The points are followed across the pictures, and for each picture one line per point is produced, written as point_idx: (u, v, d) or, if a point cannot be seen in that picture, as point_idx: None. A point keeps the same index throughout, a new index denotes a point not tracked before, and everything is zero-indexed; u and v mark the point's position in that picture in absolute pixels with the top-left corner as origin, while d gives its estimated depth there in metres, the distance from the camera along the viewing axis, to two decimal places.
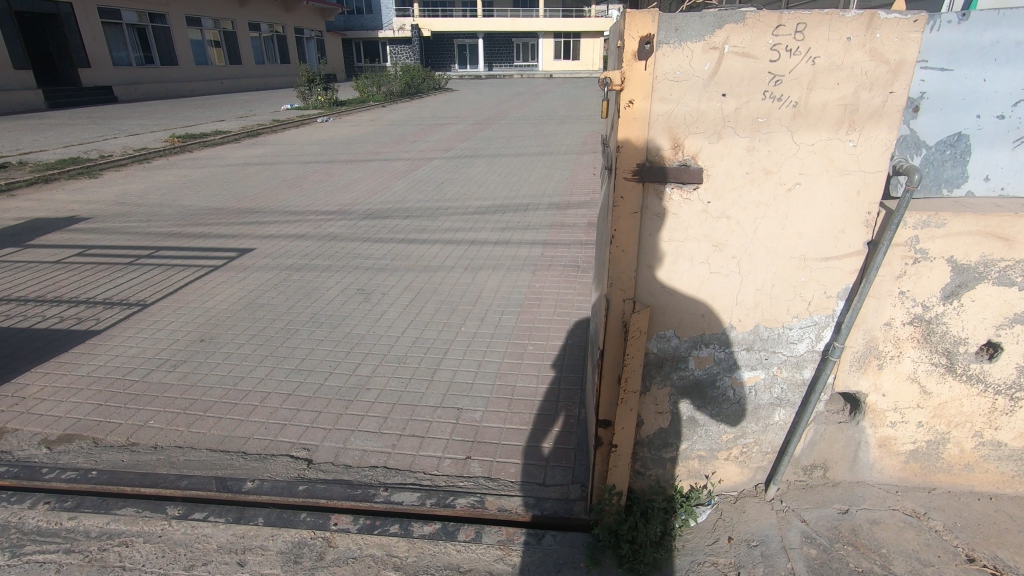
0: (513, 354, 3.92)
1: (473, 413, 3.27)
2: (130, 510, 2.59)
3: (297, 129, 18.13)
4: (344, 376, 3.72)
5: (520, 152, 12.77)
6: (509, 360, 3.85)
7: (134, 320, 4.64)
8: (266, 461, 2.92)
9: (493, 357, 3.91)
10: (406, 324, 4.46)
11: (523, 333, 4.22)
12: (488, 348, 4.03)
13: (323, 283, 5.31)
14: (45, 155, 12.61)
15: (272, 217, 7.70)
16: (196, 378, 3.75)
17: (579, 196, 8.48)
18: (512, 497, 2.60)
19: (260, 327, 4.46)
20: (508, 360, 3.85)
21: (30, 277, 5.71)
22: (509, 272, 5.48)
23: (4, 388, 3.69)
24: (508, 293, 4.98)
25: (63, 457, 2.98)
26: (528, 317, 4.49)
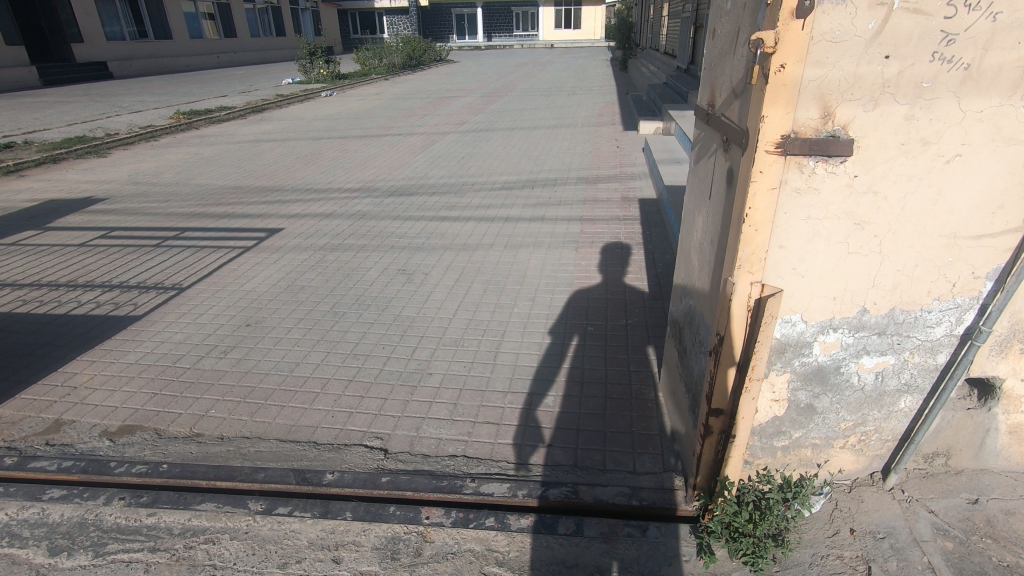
0: (574, 336, 3.80)
1: (545, 398, 3.17)
2: (210, 505, 2.50)
3: (302, 103, 17.71)
4: (403, 360, 3.61)
5: (536, 124, 12.47)
6: (571, 342, 3.73)
7: (174, 304, 4.50)
8: (340, 451, 2.82)
9: (554, 338, 3.79)
10: (456, 305, 4.32)
11: (580, 314, 4.10)
12: (546, 329, 3.91)
13: (362, 263, 5.17)
14: (49, 134, 12.29)
15: (295, 196, 7.51)
16: (250, 364, 3.63)
17: (607, 170, 8.27)
18: (607, 486, 2.51)
19: (306, 310, 4.33)
20: (570, 342, 3.73)
21: (56, 261, 5.54)
22: (552, 250, 5.33)
23: (53, 378, 3.57)
24: (555, 272, 4.84)
25: (128, 450, 2.88)
26: (582, 297, 4.36)
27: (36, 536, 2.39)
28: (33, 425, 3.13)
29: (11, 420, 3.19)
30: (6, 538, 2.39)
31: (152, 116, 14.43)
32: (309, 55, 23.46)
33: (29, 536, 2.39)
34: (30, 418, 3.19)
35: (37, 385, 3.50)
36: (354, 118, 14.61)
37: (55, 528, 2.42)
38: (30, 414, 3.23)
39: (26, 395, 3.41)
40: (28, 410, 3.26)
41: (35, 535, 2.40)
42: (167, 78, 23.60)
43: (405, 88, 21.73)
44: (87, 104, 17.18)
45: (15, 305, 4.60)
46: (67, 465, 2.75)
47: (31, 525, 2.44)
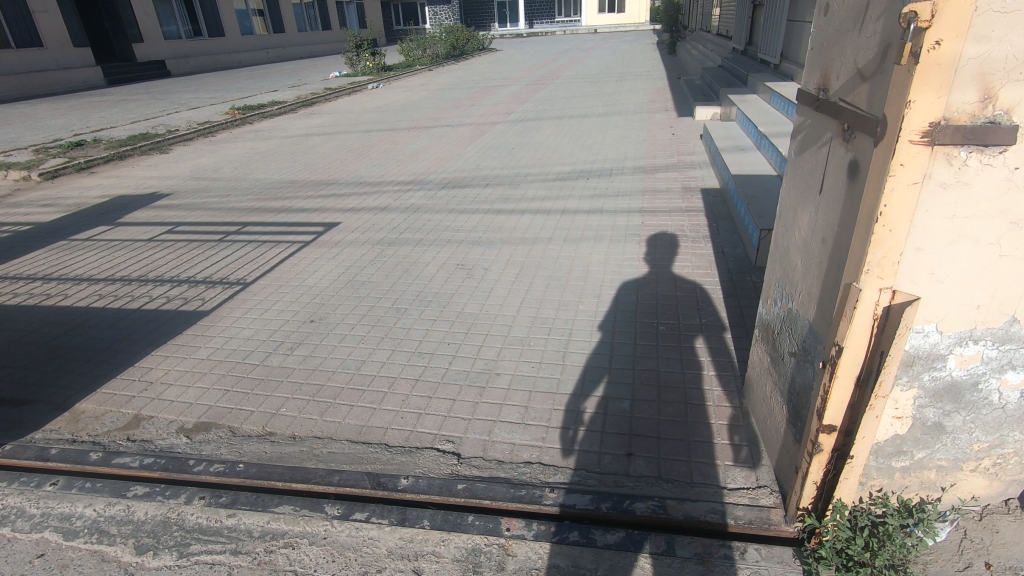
0: (645, 337, 3.64)
1: (621, 403, 3.03)
2: (288, 508, 2.48)
3: (350, 96, 17.92)
4: (469, 360, 3.53)
5: (585, 113, 12.20)
6: (644, 343, 3.57)
7: (240, 300, 4.56)
8: (412, 454, 2.76)
9: (624, 338, 3.64)
10: (519, 302, 4.22)
11: (650, 313, 3.93)
12: (615, 328, 3.75)
13: (421, 258, 5.12)
14: (115, 132, 12.80)
15: (349, 189, 7.55)
16: (317, 362, 3.62)
17: (664, 159, 7.99)
18: (696, 501, 2.37)
19: (368, 307, 4.30)
20: (641, 343, 3.57)
21: (127, 256, 5.71)
22: (614, 244, 5.16)
23: (130, 372, 3.65)
24: (619, 268, 4.67)
25: (205, 448, 2.90)
26: (650, 294, 4.18)
27: (123, 534, 2.43)
28: (115, 421, 3.20)
29: (94, 414, 3.27)
30: (95, 535, 2.43)
31: (210, 112, 14.88)
32: (356, 48, 23.68)
33: (116, 533, 2.43)
34: (111, 413, 3.27)
35: (116, 379, 3.59)
36: (401, 109, 14.67)
37: (140, 526, 2.45)
38: (112, 409, 3.30)
39: (106, 389, 3.50)
40: (109, 405, 3.34)
41: (122, 533, 2.43)
42: (221, 75, 24.33)
43: (450, 78, 21.70)
44: (148, 102, 17.87)
45: (92, 299, 4.75)
46: (149, 462, 2.78)
47: (117, 523, 2.47)
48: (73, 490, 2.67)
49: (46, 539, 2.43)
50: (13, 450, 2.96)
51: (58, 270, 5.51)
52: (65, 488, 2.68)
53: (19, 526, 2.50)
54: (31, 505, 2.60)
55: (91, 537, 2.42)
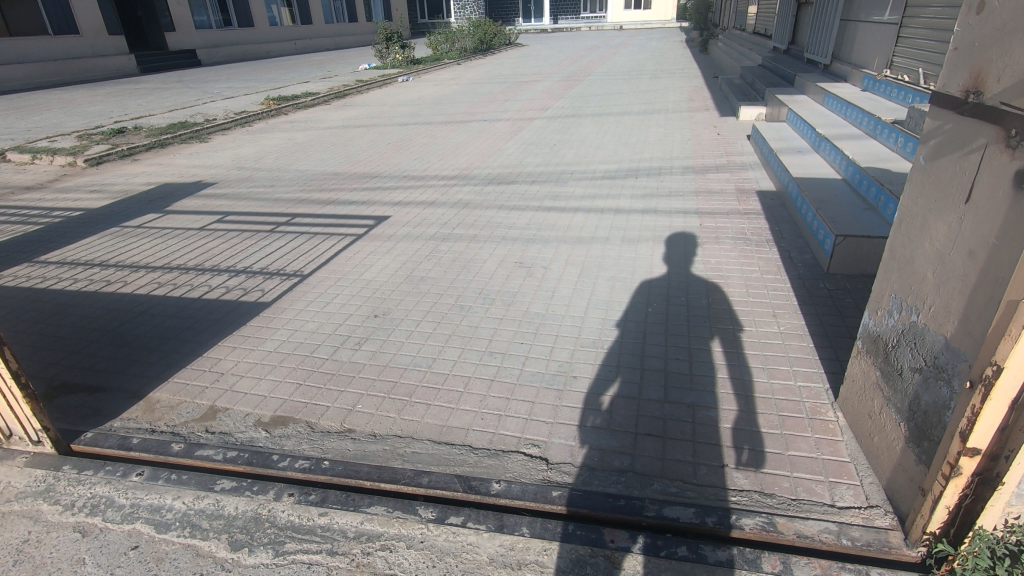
0: (724, 344, 3.54)
1: (708, 412, 2.95)
2: (380, 509, 2.43)
3: (382, 89, 17.94)
4: (543, 361, 3.46)
5: (623, 110, 12.05)
6: (724, 351, 3.47)
7: (300, 292, 4.53)
8: (499, 457, 2.70)
9: (702, 345, 3.54)
10: (585, 303, 4.14)
11: (724, 318, 3.84)
12: (690, 333, 3.66)
13: (477, 255, 5.06)
14: (154, 120, 12.94)
15: (394, 182, 7.52)
16: (387, 359, 3.57)
17: (713, 159, 7.83)
18: (809, 519, 2.28)
19: (431, 303, 4.25)
20: (721, 351, 3.47)
21: (181, 245, 5.73)
22: (676, 247, 5.04)
23: (200, 362, 3.63)
24: (685, 270, 4.57)
25: (287, 442, 2.87)
26: (723, 299, 4.07)
27: (215, 528, 2.39)
28: (190, 411, 3.18)
29: (169, 404, 3.25)
30: (187, 529, 2.40)
31: (245, 102, 14.97)
32: (386, 40, 23.68)
33: (209, 527, 2.39)
34: (186, 403, 3.25)
35: (187, 369, 3.57)
36: (435, 103, 14.64)
37: (232, 521, 2.42)
38: (186, 399, 3.28)
39: (178, 378, 3.48)
40: (183, 395, 3.32)
41: (214, 528, 2.40)
42: (252, 65, 24.51)
43: (480, 73, 21.64)
44: (183, 91, 18.05)
45: (152, 288, 4.77)
46: (232, 455, 2.75)
47: (208, 517, 2.44)
48: (159, 481, 2.64)
49: (139, 531, 2.41)
50: (94, 438, 2.94)
51: (114, 256, 5.54)
52: (151, 479, 2.65)
53: (110, 517, 2.48)
54: (119, 495, 2.58)
55: (184, 531, 2.39)
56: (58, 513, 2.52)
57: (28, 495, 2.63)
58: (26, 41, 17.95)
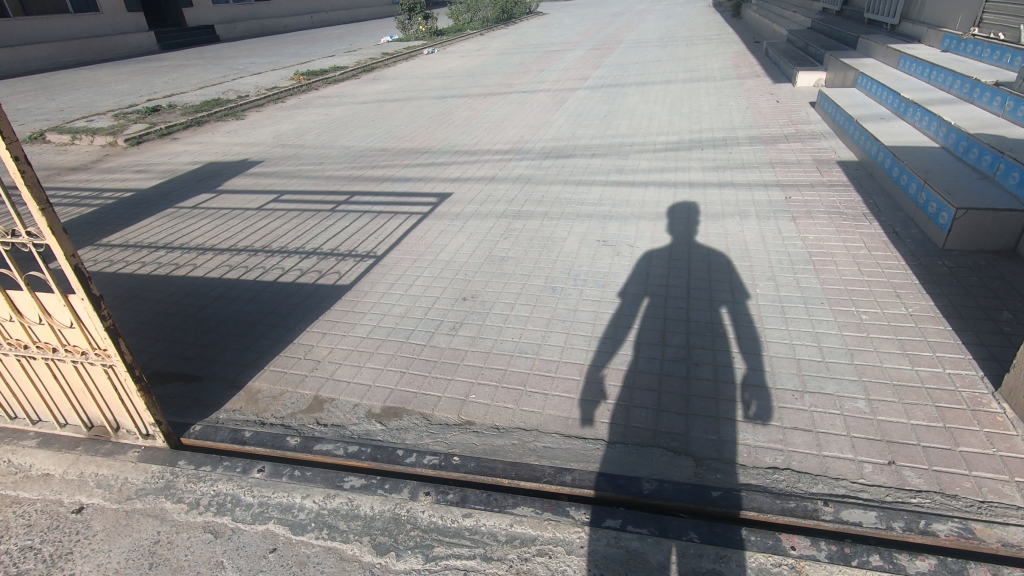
0: (733, 313, 3.54)
1: (855, 403, 2.74)
2: (527, 510, 2.27)
3: (409, 61, 17.49)
4: (658, 347, 3.26)
5: (668, 79, 11.57)
6: (737, 322, 3.44)
7: (379, 274, 4.35)
8: (641, 453, 2.53)
9: (708, 314, 3.54)
10: (685, 283, 3.92)
11: (726, 286, 3.84)
12: (689, 302, 3.66)
13: (556, 232, 4.83)
14: (186, 97, 12.72)
15: (447, 158, 7.27)
16: (489, 344, 3.40)
17: (779, 129, 7.45)
18: (1008, 525, 2.08)
19: (520, 284, 4.06)
20: (730, 320, 3.46)
21: (242, 226, 5.57)
22: (677, 214, 5.05)
23: (293, 350, 3.48)
24: (688, 240, 4.56)
25: (407, 436, 2.72)
26: (765, 271, 3.98)
27: (355, 530, 2.25)
28: (295, 402, 3.04)
29: (271, 394, 3.11)
30: (324, 530, 2.26)
31: (274, 78, 14.69)
32: (409, 11, 23.06)
33: (348, 529, 2.25)
34: (289, 393, 3.11)
35: (281, 357, 3.42)
36: (468, 75, 14.23)
37: (371, 522, 2.27)
38: (288, 389, 3.14)
39: (275, 366, 3.33)
40: (284, 385, 3.18)
41: (353, 529, 2.26)
42: (273, 40, 24.10)
43: (506, 43, 21.04)
44: (208, 68, 17.78)
45: (224, 271, 4.62)
46: (354, 450, 2.61)
47: (344, 517, 2.30)
48: (283, 478, 2.50)
49: (274, 533, 2.27)
50: (204, 431, 2.82)
51: (177, 239, 5.40)
52: (274, 476, 2.52)
53: (240, 517, 2.35)
54: (244, 493, 2.45)
55: (321, 532, 2.26)
56: (184, 512, 2.40)
57: (148, 493, 2.51)
58: (49, 19, 17.72)
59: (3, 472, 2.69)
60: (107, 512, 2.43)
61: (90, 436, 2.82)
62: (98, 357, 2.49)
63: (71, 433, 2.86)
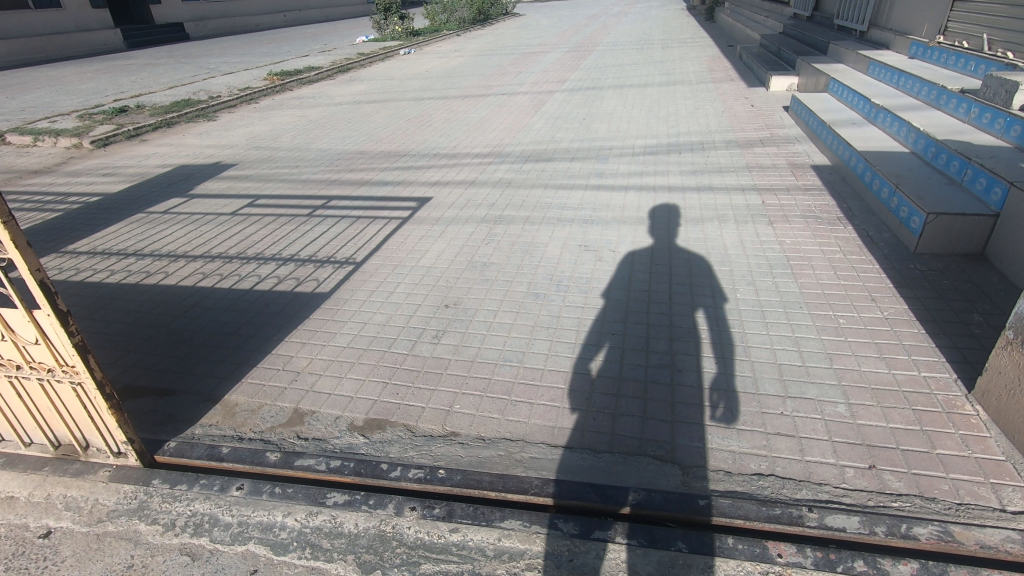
0: (710, 317, 3.58)
1: (835, 408, 2.78)
2: (515, 523, 2.25)
3: (385, 62, 17.33)
4: (642, 353, 3.27)
5: (645, 82, 11.67)
6: (714, 326, 3.50)
7: (359, 281, 4.28)
8: (627, 462, 2.53)
9: (687, 317, 3.60)
10: (667, 288, 3.94)
11: (707, 289, 3.90)
12: (668, 306, 3.71)
13: (538, 237, 4.82)
14: (154, 97, 12.37)
15: (426, 161, 7.20)
16: (473, 353, 3.36)
17: (754, 132, 7.56)
18: (985, 527, 2.13)
19: (503, 291, 4.03)
20: (707, 324, 3.52)
21: (216, 231, 5.43)
22: (657, 218, 5.09)
23: (272, 361, 3.39)
24: (670, 243, 4.62)
25: (391, 449, 2.67)
26: (744, 275, 4.03)
27: (339, 548, 2.20)
28: (275, 415, 2.96)
29: (249, 407, 3.03)
30: (307, 549, 2.21)
31: (247, 77, 14.40)
32: (385, 11, 22.84)
33: (331, 548, 2.20)
34: (268, 406, 3.03)
35: (259, 368, 3.33)
36: (446, 76, 14.16)
37: (355, 540, 2.22)
38: (266, 402, 3.06)
39: (252, 379, 3.24)
40: (262, 398, 3.09)
41: (337, 548, 2.20)
42: (245, 38, 23.63)
43: (483, 44, 21.01)
44: (177, 67, 17.35)
45: (197, 278, 4.49)
46: (337, 465, 2.56)
47: (328, 535, 2.25)
48: (263, 496, 2.44)
49: (254, 553, 2.21)
50: (179, 448, 2.73)
51: (147, 245, 5.23)
52: (253, 494, 2.45)
53: (218, 537, 2.28)
54: (222, 513, 2.38)
55: (304, 552, 2.20)
56: (159, 534, 2.32)
57: (120, 514, 2.41)
58: (8, 15, 17.05)
59: None
60: (77, 536, 2.34)
61: (57, 456, 2.71)
62: (66, 374, 2.38)
63: (36, 453, 2.74)
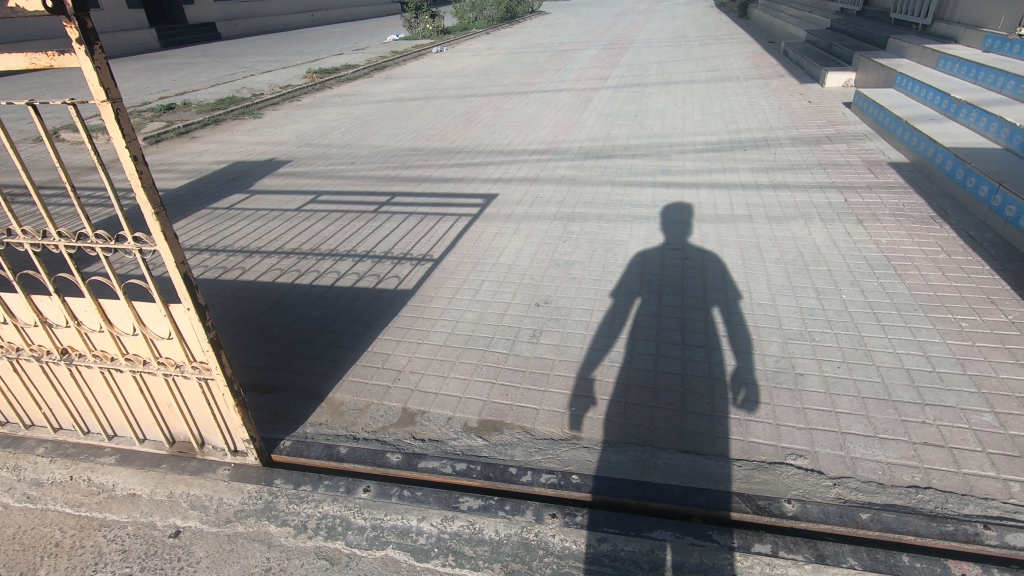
0: (728, 316, 3.54)
1: (981, 417, 2.63)
2: (666, 533, 2.13)
3: (419, 60, 17.32)
4: (757, 356, 3.14)
5: (691, 78, 11.47)
6: (740, 323, 3.44)
7: (442, 279, 4.19)
8: (770, 471, 2.41)
9: (703, 316, 3.55)
10: (766, 289, 3.80)
11: (722, 286, 3.86)
12: (682, 303, 3.68)
13: (617, 235, 4.70)
14: (199, 95, 12.46)
15: (483, 158, 7.13)
16: (577, 353, 3.26)
17: (819, 129, 7.35)
18: None
19: (593, 289, 3.92)
20: (723, 321, 3.49)
21: (285, 227, 5.40)
22: (670, 214, 5.07)
23: (370, 359, 3.32)
24: (681, 241, 4.57)
25: (515, 452, 2.58)
26: (845, 276, 3.88)
27: (484, 556, 2.11)
28: (385, 415, 2.88)
29: (356, 406, 2.95)
30: (451, 557, 2.12)
31: (286, 75, 14.47)
32: (416, 9, 22.83)
33: (476, 556, 2.11)
34: (376, 405, 2.95)
35: (359, 366, 3.26)
36: (484, 73, 14.10)
37: (499, 548, 2.13)
38: (373, 401, 2.98)
39: (354, 377, 3.17)
40: (368, 396, 3.02)
41: (482, 556, 2.11)
42: (276, 37, 23.81)
43: (514, 42, 20.92)
44: (214, 65, 17.52)
45: (276, 275, 4.45)
46: (463, 468, 2.47)
47: (469, 542, 2.16)
48: (392, 499, 2.35)
49: (395, 559, 2.12)
50: (296, 447, 2.66)
51: (219, 241, 5.22)
52: (382, 496, 2.37)
53: (354, 541, 2.20)
54: (354, 516, 2.30)
55: (447, 559, 2.11)
56: (292, 536, 2.25)
57: (248, 515, 2.35)
58: None
59: (86, 493, 2.53)
60: (208, 537, 2.28)
61: (173, 453, 2.66)
62: (195, 370, 2.33)
63: (151, 450, 2.69)
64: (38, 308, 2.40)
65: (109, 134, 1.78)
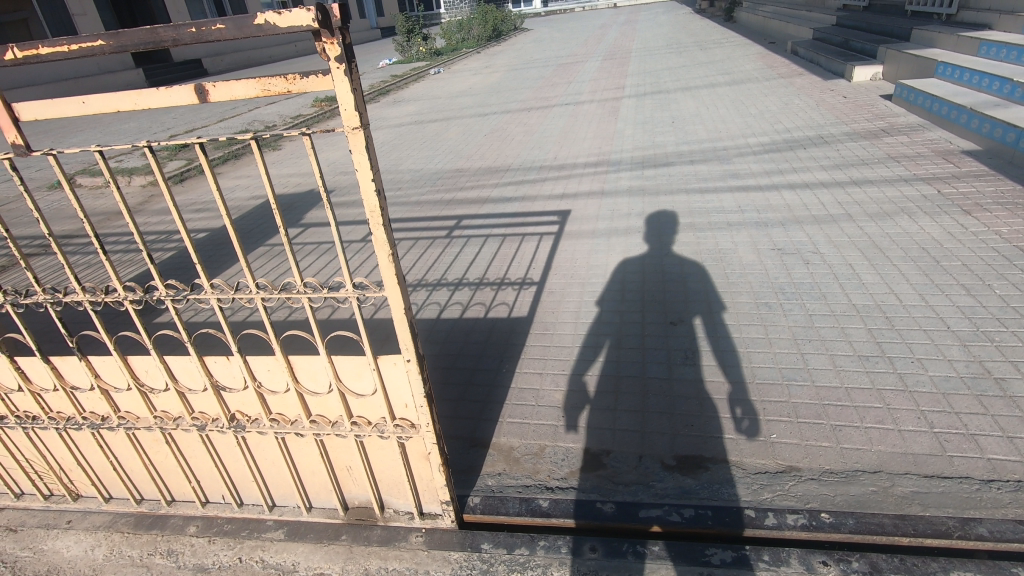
0: (786, 320, 3.45)
1: None
2: (966, 575, 1.88)
3: (420, 82, 17.16)
4: (943, 362, 2.93)
5: (710, 82, 11.41)
6: (905, 328, 3.24)
7: (556, 302, 3.95)
8: None
9: (802, 321, 3.42)
10: (911, 289, 3.60)
11: (837, 293, 3.65)
12: (760, 310, 3.57)
13: (722, 244, 4.51)
14: (208, 132, 12.13)
15: (536, 174, 6.93)
16: (745, 373, 3.03)
17: (870, 123, 7.27)
18: None
19: (725, 303, 3.71)
20: (827, 325, 3.35)
21: (358, 259, 5.13)
22: (699, 223, 4.94)
23: (520, 395, 3.06)
24: (656, 249, 4.57)
25: (739, 491, 2.33)
26: (988, 270, 3.71)
27: None
28: (566, 458, 2.61)
29: (530, 451, 2.68)
30: None
31: (293, 106, 14.24)
32: (408, 34, 22.76)
33: None
34: (551, 447, 2.69)
35: (512, 405, 2.99)
36: (494, 91, 14.02)
37: None
38: (546, 443, 2.72)
39: (512, 418, 2.90)
40: (538, 438, 2.75)
41: None
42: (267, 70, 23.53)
43: (510, 59, 20.92)
44: None
45: (372, 310, 4.17)
46: (695, 514, 2.22)
47: None
48: (629, 557, 2.07)
49: None
50: (489, 504, 2.38)
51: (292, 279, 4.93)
52: (616, 555, 2.08)
53: None
54: None
55: None
56: None
57: None
58: None
59: None
60: None
61: (350, 521, 2.36)
62: (398, 429, 2.05)
63: (322, 519, 2.40)
64: (209, 371, 2.10)
65: (356, 165, 1.54)
